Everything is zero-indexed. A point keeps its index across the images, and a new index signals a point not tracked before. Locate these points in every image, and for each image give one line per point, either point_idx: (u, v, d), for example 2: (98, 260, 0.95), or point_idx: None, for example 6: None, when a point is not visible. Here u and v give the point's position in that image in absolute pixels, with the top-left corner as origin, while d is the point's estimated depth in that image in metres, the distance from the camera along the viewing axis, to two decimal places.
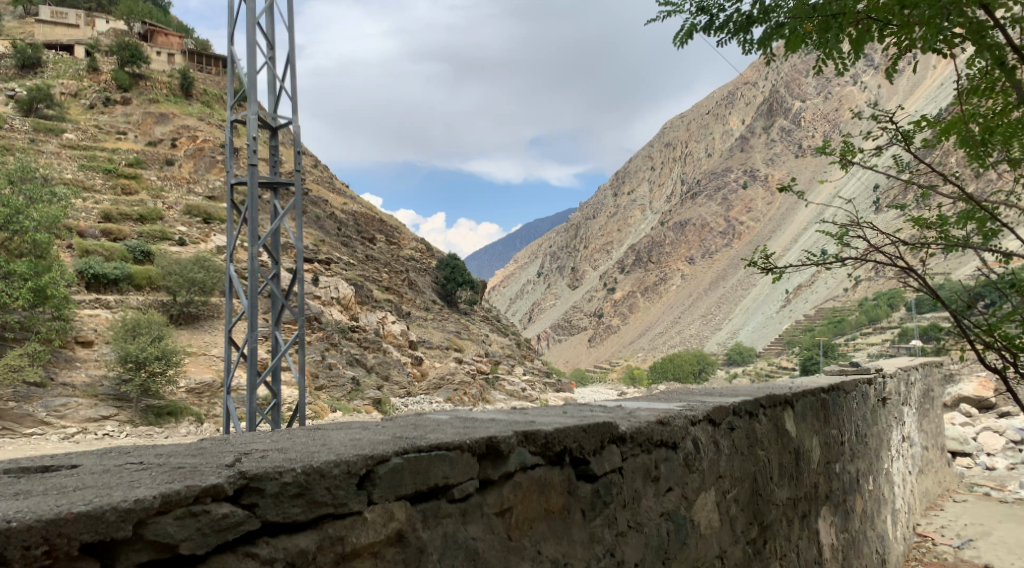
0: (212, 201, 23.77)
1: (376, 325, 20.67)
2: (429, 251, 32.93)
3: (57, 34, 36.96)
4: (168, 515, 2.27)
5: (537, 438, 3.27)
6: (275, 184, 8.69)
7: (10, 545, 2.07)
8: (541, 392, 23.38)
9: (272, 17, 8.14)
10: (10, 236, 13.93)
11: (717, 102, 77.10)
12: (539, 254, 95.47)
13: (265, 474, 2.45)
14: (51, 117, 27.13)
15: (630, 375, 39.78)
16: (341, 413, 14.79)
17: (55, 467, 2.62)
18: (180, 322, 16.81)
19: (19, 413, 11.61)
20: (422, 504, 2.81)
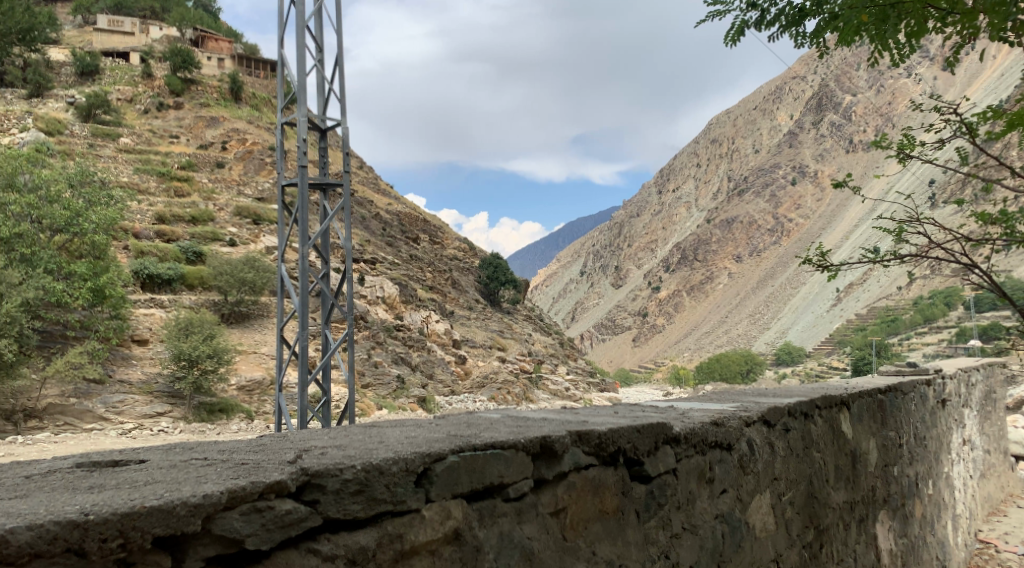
0: (261, 202, 24.23)
1: (420, 323, 20.85)
2: (473, 251, 33.06)
3: (114, 41, 37.73)
4: (233, 511, 2.32)
5: (591, 438, 3.26)
6: (324, 185, 8.80)
7: (88, 538, 2.11)
8: (585, 392, 23.27)
9: (321, 21, 8.25)
10: (72, 238, 14.43)
11: (765, 97, 75.93)
12: (582, 253, 95.05)
13: (326, 470, 2.49)
14: (108, 122, 27.88)
15: (675, 375, 39.41)
16: (387, 411, 14.95)
17: (124, 461, 2.70)
18: (231, 321, 17.15)
19: (80, 409, 12.06)
20: (478, 502, 2.83)
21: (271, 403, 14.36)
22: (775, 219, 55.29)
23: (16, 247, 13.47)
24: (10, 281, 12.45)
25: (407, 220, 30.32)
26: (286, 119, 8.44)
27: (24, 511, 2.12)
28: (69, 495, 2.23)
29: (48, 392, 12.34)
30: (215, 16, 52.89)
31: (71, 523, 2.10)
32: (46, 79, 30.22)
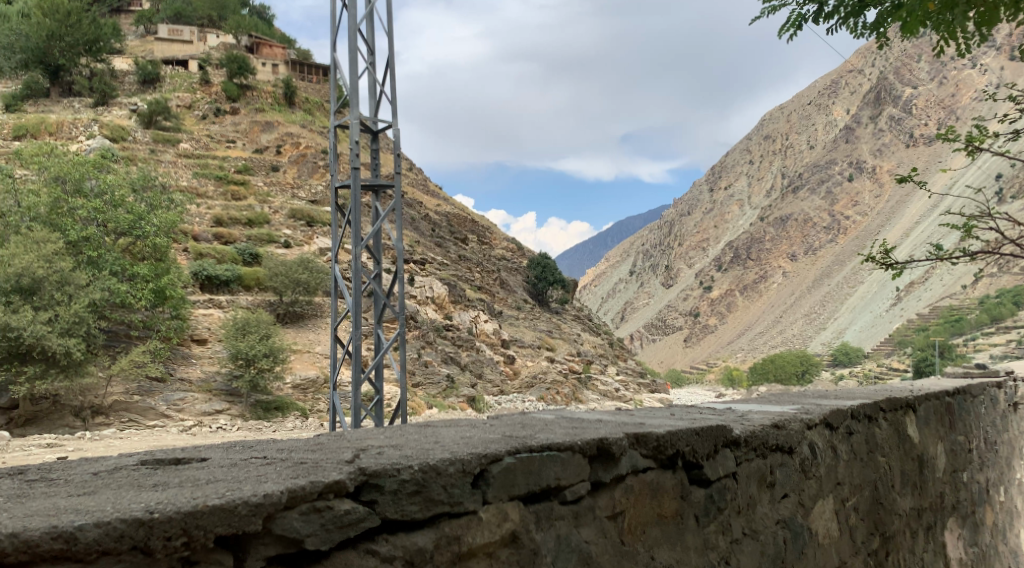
0: (315, 204, 24.62)
1: (469, 323, 20.93)
2: (521, 251, 33.06)
3: (173, 49, 38.64)
4: (293, 511, 2.31)
5: (649, 440, 3.20)
6: (376, 186, 8.82)
7: (152, 536, 2.06)
8: (636, 393, 23.10)
9: (372, 24, 8.30)
10: (134, 241, 14.86)
11: (821, 91, 74.19)
12: (631, 252, 94.47)
13: (384, 471, 2.49)
14: (169, 128, 28.67)
15: (728, 376, 38.87)
16: (437, 410, 15.04)
17: (186, 460, 2.74)
18: (286, 321, 17.46)
19: (143, 407, 12.43)
20: (535, 505, 2.80)
21: (325, 401, 14.59)
22: (831, 216, 54.03)
23: (83, 251, 13.91)
24: (78, 282, 12.57)
25: (456, 221, 30.55)
26: (338, 123, 8.51)
27: (90, 507, 2.10)
28: (135, 493, 2.24)
29: (113, 390, 12.74)
30: (268, 23, 53.92)
31: (136, 521, 2.05)
32: (110, 88, 31.12)
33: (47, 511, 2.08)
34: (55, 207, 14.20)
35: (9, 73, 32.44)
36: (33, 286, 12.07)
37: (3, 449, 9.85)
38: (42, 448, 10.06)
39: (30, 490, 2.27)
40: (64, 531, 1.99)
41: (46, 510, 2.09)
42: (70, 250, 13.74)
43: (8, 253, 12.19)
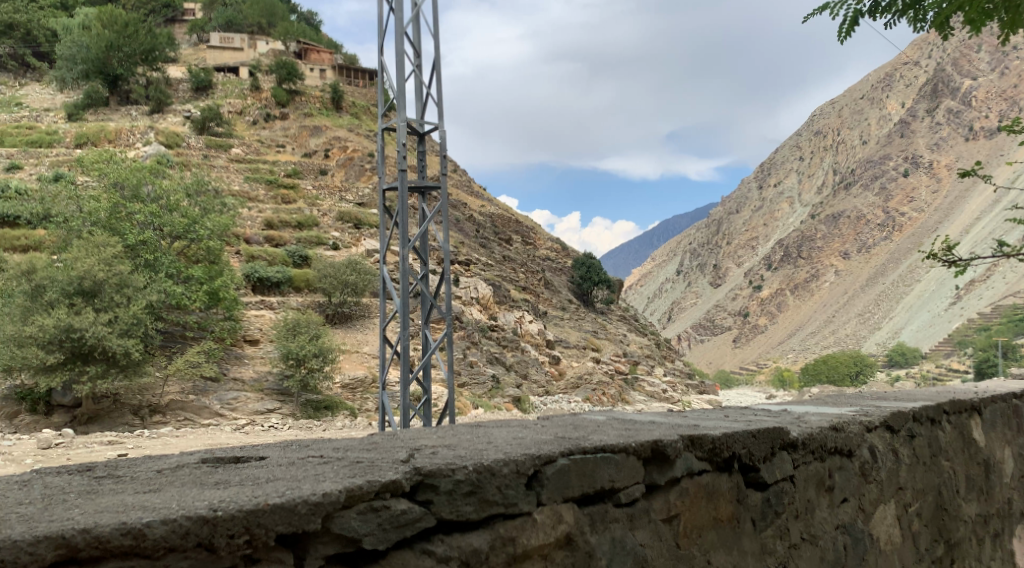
0: (363, 207, 24.90)
1: (514, 324, 20.93)
2: (566, 252, 32.95)
3: (225, 56, 39.43)
4: (352, 510, 2.32)
5: (705, 442, 3.16)
6: (423, 188, 8.85)
7: (217, 534, 2.09)
8: (683, 394, 22.83)
9: (418, 26, 8.33)
10: (189, 244, 15.21)
11: (874, 84, 72.47)
12: (679, 251, 93.49)
13: (439, 471, 2.49)
14: (221, 134, 29.29)
15: (779, 377, 38.17)
16: (483, 410, 15.09)
17: (245, 459, 2.80)
18: (335, 322, 17.68)
19: (198, 405, 12.71)
20: (589, 507, 2.79)
21: (373, 400, 14.73)
22: (885, 213, 52.69)
23: (141, 254, 14.27)
24: (136, 285, 12.88)
25: (499, 221, 30.63)
26: (385, 126, 8.56)
27: (156, 504, 2.14)
28: (197, 491, 2.28)
29: (169, 389, 13.07)
30: (315, 28, 54.68)
31: (200, 519, 2.07)
32: (165, 95, 31.89)
33: (116, 507, 2.13)
34: (114, 212, 14.62)
35: (69, 83, 33.46)
36: (94, 289, 12.38)
37: (67, 445, 10.15)
38: (103, 445, 10.34)
39: (99, 487, 2.33)
40: (133, 527, 2.03)
41: (115, 507, 2.13)
42: (128, 254, 14.10)
43: (71, 257, 12.54)
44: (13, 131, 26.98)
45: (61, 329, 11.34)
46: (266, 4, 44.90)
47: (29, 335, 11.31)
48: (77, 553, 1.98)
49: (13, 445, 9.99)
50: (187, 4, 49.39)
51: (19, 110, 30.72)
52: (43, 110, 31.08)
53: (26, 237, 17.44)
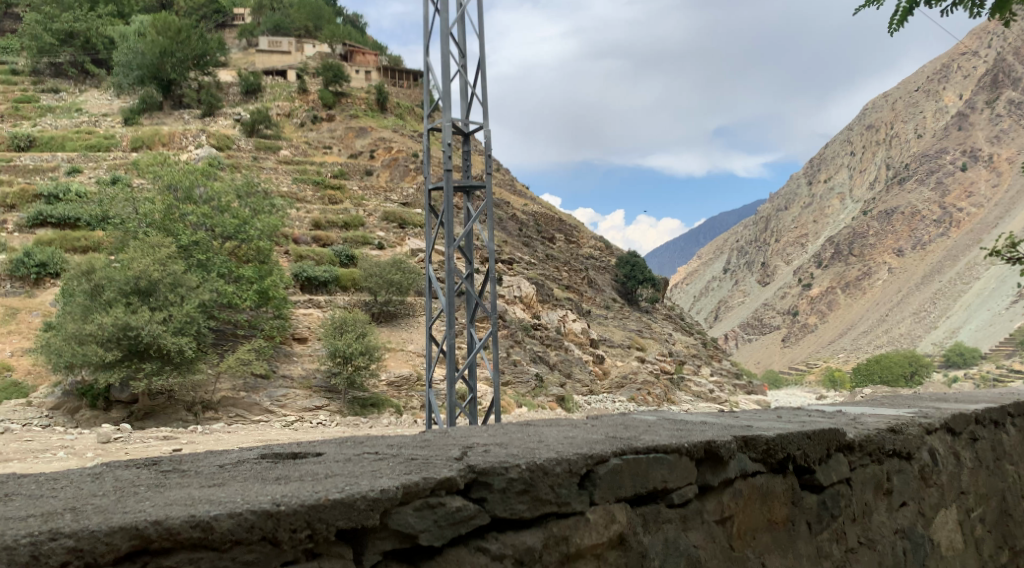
0: (407, 206, 25.09)
1: (558, 323, 20.89)
2: (610, 251, 32.78)
3: (273, 60, 39.99)
4: (408, 506, 2.35)
5: (759, 444, 3.13)
6: (469, 187, 8.86)
7: (280, 528, 2.13)
8: (730, 394, 22.55)
9: (464, 27, 8.37)
10: (239, 244, 15.51)
11: (929, 77, 70.52)
12: (726, 249, 92.22)
13: (493, 469, 2.51)
14: (270, 136, 29.83)
15: (830, 377, 37.33)
16: (526, 409, 15.15)
17: (302, 455, 2.87)
18: (380, 321, 17.84)
19: (249, 402, 13.01)
20: (642, 507, 2.79)
21: (419, 398, 14.85)
22: (942, 209, 51.18)
23: (193, 254, 14.59)
24: (189, 284, 13.18)
25: (543, 220, 30.63)
26: (431, 126, 8.61)
27: (221, 499, 2.19)
28: (259, 485, 2.33)
29: (221, 386, 13.39)
30: (359, 30, 55.20)
31: (264, 513, 2.12)
32: (216, 99, 32.51)
33: (184, 500, 2.19)
34: (168, 213, 14.97)
35: (126, 89, 34.32)
36: (150, 288, 12.70)
37: (125, 440, 10.45)
38: (159, 440, 10.63)
39: (166, 480, 2.40)
40: (201, 521, 2.07)
41: (183, 500, 2.19)
42: (181, 254, 14.44)
43: (127, 257, 12.87)
44: (73, 136, 27.80)
45: (118, 327, 11.65)
46: (313, 7, 45.39)
47: (88, 333, 11.65)
48: (150, 545, 2.04)
49: (75, 439, 10.32)
50: (236, 9, 50.21)
51: (78, 116, 31.64)
52: (100, 115, 31.97)
53: (85, 238, 17.98)
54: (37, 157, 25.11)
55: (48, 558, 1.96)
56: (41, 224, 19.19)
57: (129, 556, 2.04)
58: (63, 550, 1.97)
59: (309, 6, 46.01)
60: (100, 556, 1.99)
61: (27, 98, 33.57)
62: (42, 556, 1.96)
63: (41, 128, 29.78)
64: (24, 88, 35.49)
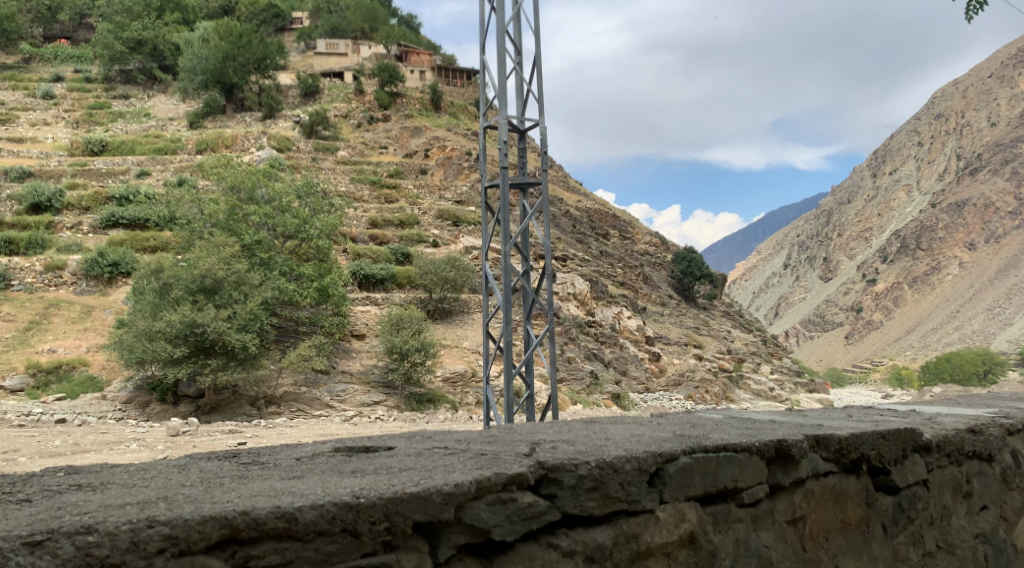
0: (461, 204, 25.20)
1: (612, 320, 20.77)
2: (665, 247, 32.39)
3: (330, 63, 40.54)
4: (481, 501, 2.52)
5: (830, 444, 3.38)
6: (524, 184, 8.79)
7: (360, 520, 2.29)
8: (792, 393, 22.05)
9: (519, 25, 8.38)
10: (300, 243, 15.77)
11: (1002, 62, 67.50)
12: (786, 244, 90.34)
13: (563, 465, 2.70)
14: (328, 137, 30.35)
15: (896, 376, 35.96)
16: (581, 406, 15.15)
17: (375, 448, 3.04)
18: (435, 318, 18.00)
19: (310, 397, 13.32)
20: (711, 506, 3.03)
21: (474, 394, 14.92)
22: (1017, 201, 48.86)
23: (256, 253, 14.94)
24: (252, 282, 13.48)
25: (597, 216, 30.46)
26: (486, 124, 8.59)
27: (303, 490, 2.34)
28: (338, 478, 2.46)
29: (284, 381, 13.72)
30: (415, 30, 55.69)
31: (345, 506, 2.27)
32: (277, 101, 33.14)
33: (268, 492, 2.34)
34: (232, 214, 15.35)
35: (191, 93, 35.27)
36: (215, 287, 13.05)
37: (192, 433, 10.77)
38: (225, 434, 10.93)
39: (249, 471, 2.52)
40: (286, 512, 2.22)
41: (267, 492, 2.33)
42: (245, 253, 14.80)
43: (194, 257, 13.24)
44: (142, 140, 28.74)
45: (185, 324, 11.99)
46: (369, 9, 46.15)
47: (158, 330, 12.03)
48: (239, 533, 2.20)
49: (146, 432, 10.67)
50: (295, 13, 51.10)
51: (147, 120, 32.63)
52: (167, 119, 32.95)
53: (154, 238, 18.60)
54: (109, 161, 26.02)
55: (148, 546, 2.13)
56: (113, 225, 19.89)
57: (220, 544, 2.21)
58: (160, 538, 2.14)
59: (365, 8, 46.60)
60: (192, 543, 2.16)
61: (99, 104, 34.74)
62: (143, 543, 2.13)
63: (112, 133, 30.83)
64: (97, 95, 36.70)
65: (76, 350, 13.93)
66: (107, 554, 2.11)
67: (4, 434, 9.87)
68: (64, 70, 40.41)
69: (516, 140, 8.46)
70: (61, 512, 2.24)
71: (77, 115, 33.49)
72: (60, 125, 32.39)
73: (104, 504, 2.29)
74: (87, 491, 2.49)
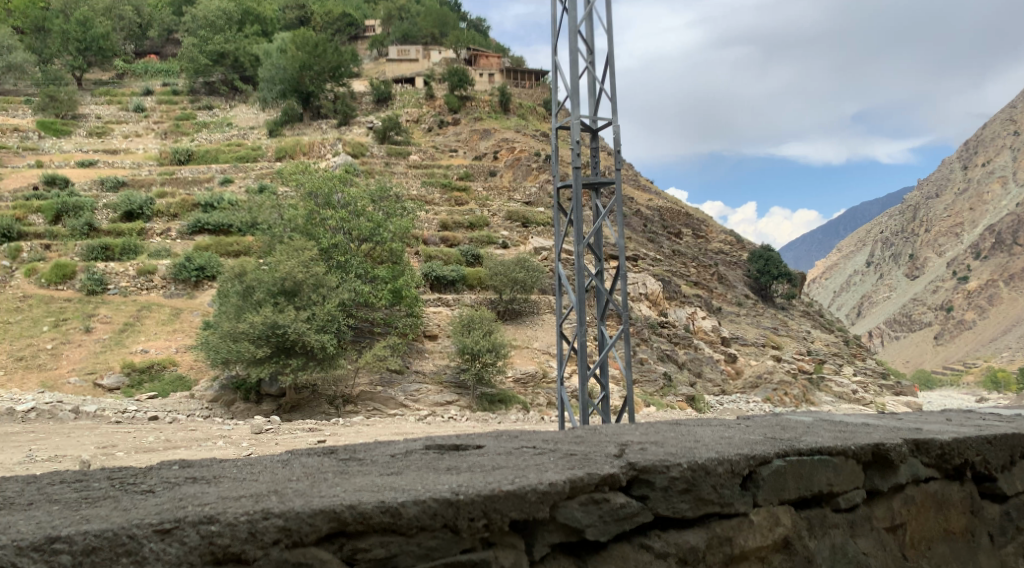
0: (530, 205, 25.26)
1: (686, 320, 20.50)
2: (741, 245, 31.68)
3: (402, 68, 41.08)
4: (575, 501, 2.81)
5: (931, 449, 3.56)
6: (597, 184, 8.68)
7: (462, 516, 2.62)
8: (877, 395, 21.24)
9: (592, 25, 8.34)
10: (374, 246, 16.05)
11: None
12: (869, 240, 87.30)
13: (654, 468, 2.94)
14: (400, 142, 30.75)
15: (992, 378, 34.20)
16: (655, 408, 15.00)
17: (463, 446, 3.28)
18: (506, 318, 18.09)
19: (385, 396, 13.55)
20: (807, 511, 3.22)
21: (545, 395, 14.90)
22: None
23: (333, 256, 15.32)
24: (330, 284, 13.78)
25: (668, 215, 30.08)
26: (558, 124, 8.53)
27: (403, 487, 2.69)
28: (434, 475, 2.81)
29: (360, 380, 14.03)
30: (483, 33, 56.13)
31: (446, 502, 2.61)
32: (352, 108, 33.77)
33: (370, 489, 2.69)
34: (311, 218, 15.78)
35: (271, 102, 36.41)
36: (294, 289, 13.38)
37: (275, 431, 11.10)
38: (305, 432, 11.16)
39: (349, 469, 2.92)
40: (391, 507, 2.57)
41: (369, 488, 2.70)
42: (322, 257, 15.19)
43: (274, 260, 13.66)
44: (225, 149, 29.79)
45: (267, 326, 12.35)
46: (438, 14, 46.76)
47: (241, 331, 12.42)
48: (346, 526, 2.55)
49: (231, 430, 11.01)
50: (367, 21, 52.00)
51: (229, 130, 33.76)
52: (248, 128, 34.06)
53: (237, 243, 19.27)
54: (195, 170, 27.03)
55: (264, 536, 2.49)
56: (200, 231, 20.68)
57: (329, 537, 2.56)
58: (275, 529, 2.50)
59: (436, 14, 47.26)
60: (305, 535, 2.51)
61: (186, 115, 36.07)
62: (261, 533, 2.49)
63: (198, 142, 32.05)
64: (183, 107, 38.15)
65: (166, 351, 14.50)
66: (228, 541, 2.46)
67: (103, 430, 10.34)
68: (154, 84, 42.14)
69: (589, 140, 8.41)
70: (184, 502, 2.63)
71: (165, 126, 34.92)
72: (150, 136, 33.85)
73: (221, 495, 2.66)
74: (199, 484, 2.86)
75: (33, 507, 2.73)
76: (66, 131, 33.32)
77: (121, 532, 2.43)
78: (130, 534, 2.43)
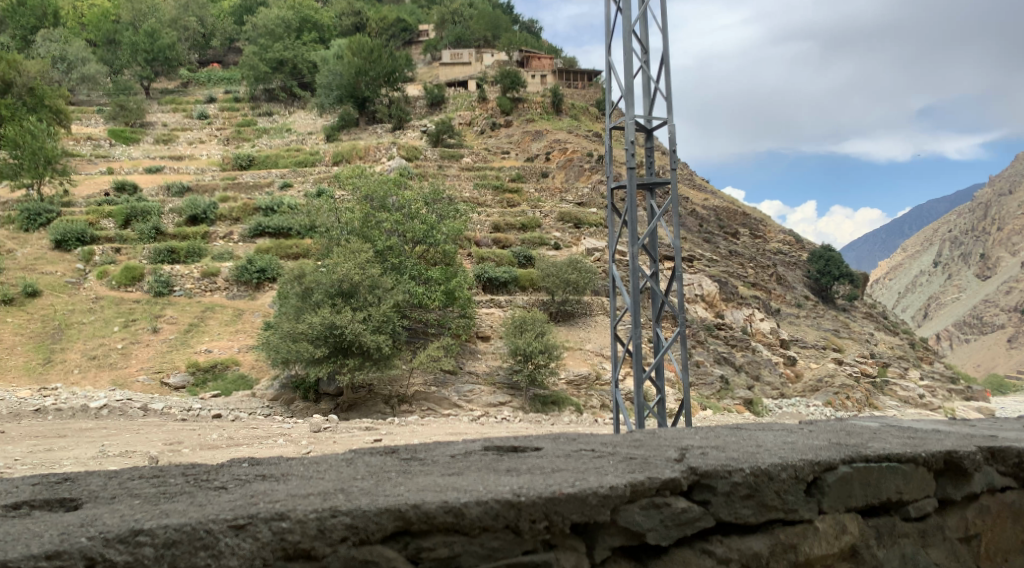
0: (583, 206, 25.14)
1: (743, 322, 20.14)
2: (801, 245, 31.00)
3: (454, 71, 41.20)
4: (635, 504, 3.06)
5: (1008, 458, 3.73)
6: (652, 184, 8.60)
7: (523, 516, 2.91)
8: (944, 400, 20.56)
9: (646, 24, 8.28)
10: (428, 248, 16.18)
11: None
12: (937, 239, 84.52)
13: (716, 473, 3.16)
14: (453, 145, 30.93)
15: None
16: (711, 412, 14.82)
17: (523, 447, 3.45)
18: (559, 320, 18.07)
19: (439, 396, 13.66)
20: (875, 520, 3.42)
21: (598, 397, 14.85)
22: None
23: (388, 258, 15.46)
24: (386, 285, 13.93)
25: (724, 215, 29.68)
26: (613, 124, 8.49)
27: (466, 488, 2.98)
28: (495, 477, 3.07)
29: (414, 380, 14.17)
30: (535, 35, 55.99)
31: (508, 504, 2.89)
32: (406, 112, 34.09)
33: (434, 488, 2.99)
34: (366, 221, 15.97)
35: (328, 108, 36.98)
36: (351, 290, 13.57)
37: (333, 429, 11.29)
38: (361, 431, 11.34)
39: (413, 468, 3.18)
40: (454, 507, 2.87)
41: (433, 487, 2.99)
42: (378, 258, 15.35)
43: (332, 262, 13.89)
44: (284, 154, 30.39)
45: (325, 326, 12.56)
46: (491, 17, 46.83)
47: (300, 331, 12.66)
48: (411, 525, 2.87)
49: (290, 428, 11.25)
50: (421, 26, 52.35)
51: (288, 135, 34.39)
52: (306, 133, 34.66)
53: (296, 245, 19.63)
54: (256, 175, 27.62)
55: (331, 532, 2.84)
56: (260, 234, 21.11)
57: (394, 534, 2.89)
58: (342, 526, 2.85)
59: (489, 17, 47.35)
60: (370, 533, 2.85)
61: (247, 122, 36.93)
62: (329, 529, 2.84)
63: (259, 148, 32.72)
64: (244, 114, 39.00)
65: (228, 350, 14.87)
66: (297, 537, 2.81)
67: (170, 427, 10.66)
68: (216, 92, 43.16)
69: (643, 140, 8.33)
70: (256, 497, 2.97)
71: (227, 133, 35.79)
72: (213, 142, 34.69)
73: (291, 492, 2.98)
74: (270, 480, 3.14)
75: (116, 500, 3.04)
76: (135, 139, 34.36)
77: (199, 526, 2.79)
78: (207, 528, 2.79)
